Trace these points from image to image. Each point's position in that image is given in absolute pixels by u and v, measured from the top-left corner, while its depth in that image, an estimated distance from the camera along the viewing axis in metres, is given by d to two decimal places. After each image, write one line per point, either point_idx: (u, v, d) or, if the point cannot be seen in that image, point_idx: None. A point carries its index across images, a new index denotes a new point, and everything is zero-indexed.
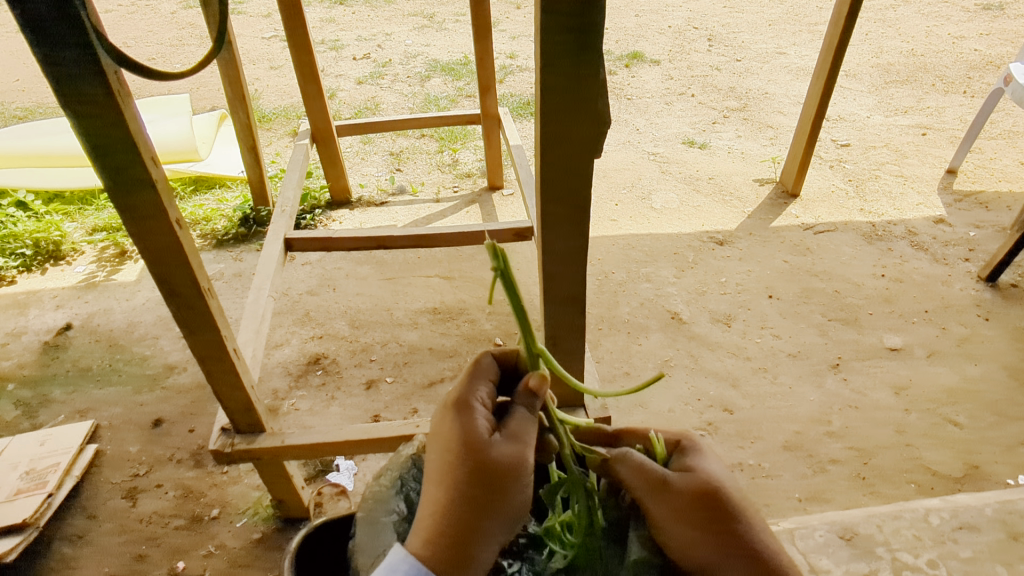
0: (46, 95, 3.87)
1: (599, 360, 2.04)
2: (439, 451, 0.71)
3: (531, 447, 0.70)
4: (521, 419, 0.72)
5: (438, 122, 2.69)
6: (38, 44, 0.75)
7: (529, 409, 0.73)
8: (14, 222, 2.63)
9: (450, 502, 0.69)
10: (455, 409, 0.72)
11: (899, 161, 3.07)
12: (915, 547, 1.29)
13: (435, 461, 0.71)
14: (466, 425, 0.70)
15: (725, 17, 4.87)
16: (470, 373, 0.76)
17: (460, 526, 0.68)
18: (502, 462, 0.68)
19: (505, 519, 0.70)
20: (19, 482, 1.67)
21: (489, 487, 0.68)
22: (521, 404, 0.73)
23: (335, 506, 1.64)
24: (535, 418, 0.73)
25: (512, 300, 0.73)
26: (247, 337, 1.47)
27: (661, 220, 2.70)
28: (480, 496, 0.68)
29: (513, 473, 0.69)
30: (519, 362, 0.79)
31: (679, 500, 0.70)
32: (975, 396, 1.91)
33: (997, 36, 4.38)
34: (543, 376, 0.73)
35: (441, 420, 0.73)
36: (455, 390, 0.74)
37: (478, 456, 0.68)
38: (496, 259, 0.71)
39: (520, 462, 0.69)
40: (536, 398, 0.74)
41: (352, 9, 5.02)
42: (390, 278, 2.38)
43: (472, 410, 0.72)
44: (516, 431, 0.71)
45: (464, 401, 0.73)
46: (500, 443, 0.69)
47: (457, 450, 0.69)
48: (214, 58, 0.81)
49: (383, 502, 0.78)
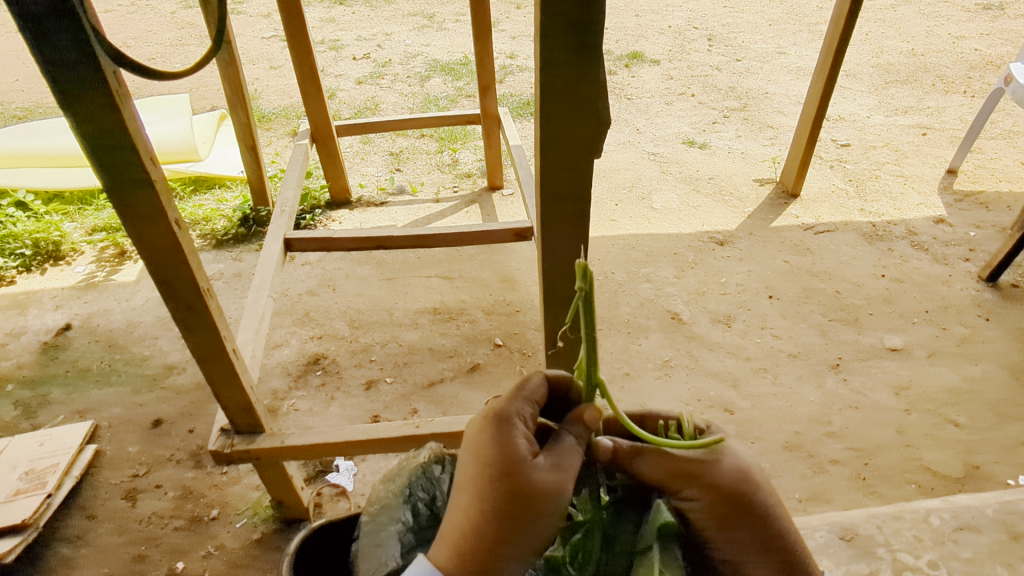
0: (46, 95, 3.87)
1: (599, 360, 2.04)
2: (474, 462, 0.69)
3: (572, 478, 0.69)
4: (566, 446, 0.70)
5: (438, 122, 2.68)
6: (36, 44, 0.75)
7: (578, 440, 0.71)
8: (14, 222, 2.63)
9: (479, 517, 0.67)
10: (497, 423, 0.70)
11: (899, 161, 3.07)
12: (915, 547, 1.28)
13: (467, 475, 0.70)
14: (507, 445, 0.68)
15: (725, 17, 4.86)
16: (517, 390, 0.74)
17: (486, 544, 0.67)
18: (542, 489, 0.67)
19: (533, 544, 0.69)
20: (19, 483, 1.66)
21: (524, 512, 0.67)
22: (571, 432, 0.72)
23: (336, 507, 1.63)
24: (582, 448, 0.71)
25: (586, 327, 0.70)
26: (247, 337, 1.47)
27: (661, 220, 2.69)
28: (513, 519, 0.67)
29: (550, 499, 0.68)
30: (571, 390, 0.80)
31: (714, 489, 0.71)
32: (976, 397, 1.91)
33: (997, 36, 4.38)
34: (599, 411, 0.74)
35: (479, 433, 0.71)
36: (499, 403, 0.73)
37: (517, 479, 0.67)
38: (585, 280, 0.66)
39: (558, 489, 0.68)
40: (586, 428, 0.73)
41: (352, 9, 5.02)
42: (389, 278, 2.37)
43: (514, 428, 0.70)
44: (559, 458, 0.69)
45: (507, 417, 0.71)
46: (541, 469, 0.68)
47: (494, 465, 0.67)
48: (213, 57, 0.80)
49: (389, 510, 0.78)
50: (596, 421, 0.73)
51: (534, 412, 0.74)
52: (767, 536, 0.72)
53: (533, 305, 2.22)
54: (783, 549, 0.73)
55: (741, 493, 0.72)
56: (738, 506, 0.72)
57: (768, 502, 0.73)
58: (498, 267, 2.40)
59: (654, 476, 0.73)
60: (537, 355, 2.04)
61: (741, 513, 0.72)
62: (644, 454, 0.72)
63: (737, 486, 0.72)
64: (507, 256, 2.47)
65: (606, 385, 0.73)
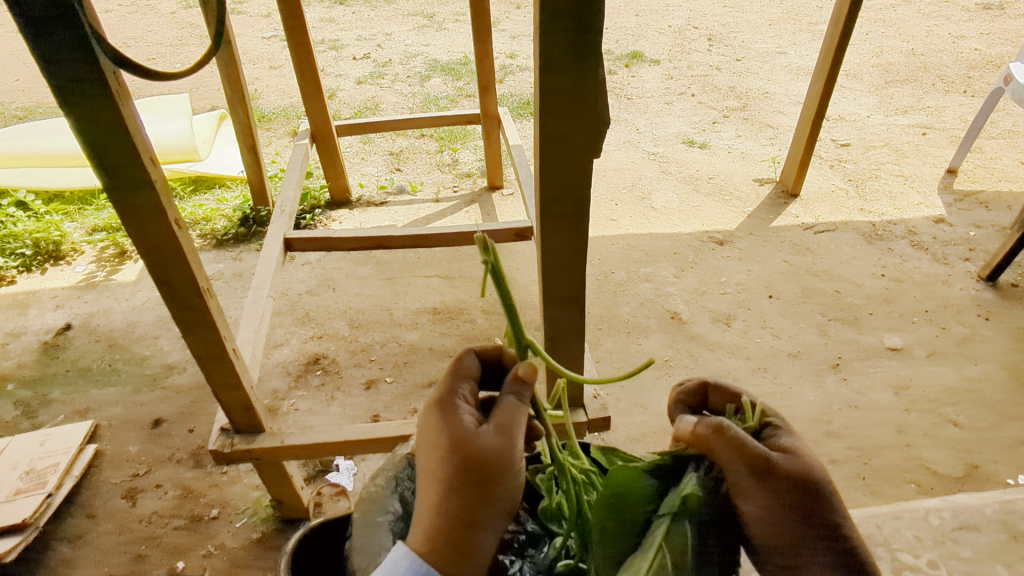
0: (47, 95, 3.87)
1: (599, 360, 2.04)
2: (428, 448, 0.71)
3: (520, 436, 0.70)
4: (508, 408, 0.71)
5: (437, 122, 2.68)
6: (36, 43, 0.75)
7: (517, 398, 0.72)
8: (14, 222, 2.63)
9: (443, 496, 0.69)
10: (440, 406, 0.72)
11: (900, 161, 3.07)
12: (915, 546, 1.29)
13: (425, 460, 0.71)
14: (450, 421, 0.70)
15: (725, 17, 4.86)
16: (452, 370, 0.75)
17: (455, 520, 0.68)
18: (491, 453, 0.68)
19: (502, 509, 0.70)
20: (19, 482, 1.67)
21: (479, 480, 0.68)
22: (509, 393, 0.72)
23: (336, 506, 1.64)
24: (524, 406, 0.72)
25: (505, 304, 0.75)
26: (247, 337, 1.47)
27: (661, 220, 2.69)
28: (472, 489, 0.68)
29: (503, 463, 0.68)
30: (502, 360, 0.79)
31: (787, 481, 0.69)
32: (975, 396, 1.91)
33: (997, 36, 4.38)
34: (533, 367, 0.73)
35: (426, 418, 0.72)
36: (438, 388, 0.74)
37: (467, 450, 0.68)
38: (486, 252, 0.73)
39: (508, 451, 0.69)
40: (525, 387, 0.73)
41: (352, 9, 5.02)
42: (390, 278, 2.37)
43: (457, 407, 0.72)
44: (502, 421, 0.70)
45: (448, 399, 0.72)
46: (488, 436, 0.69)
47: (444, 445, 0.69)
48: (212, 57, 0.80)
49: (379, 503, 0.78)
50: (534, 380, 0.73)
51: (474, 388, 0.76)
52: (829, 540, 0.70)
53: (533, 305, 2.22)
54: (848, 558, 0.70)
55: (812, 494, 0.70)
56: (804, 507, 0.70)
57: (834, 509, 0.71)
58: None
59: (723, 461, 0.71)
60: None
61: (806, 514, 0.70)
62: (723, 436, 0.71)
63: (803, 485, 0.70)
64: (507, 256, 2.47)
65: (537, 345, 0.76)
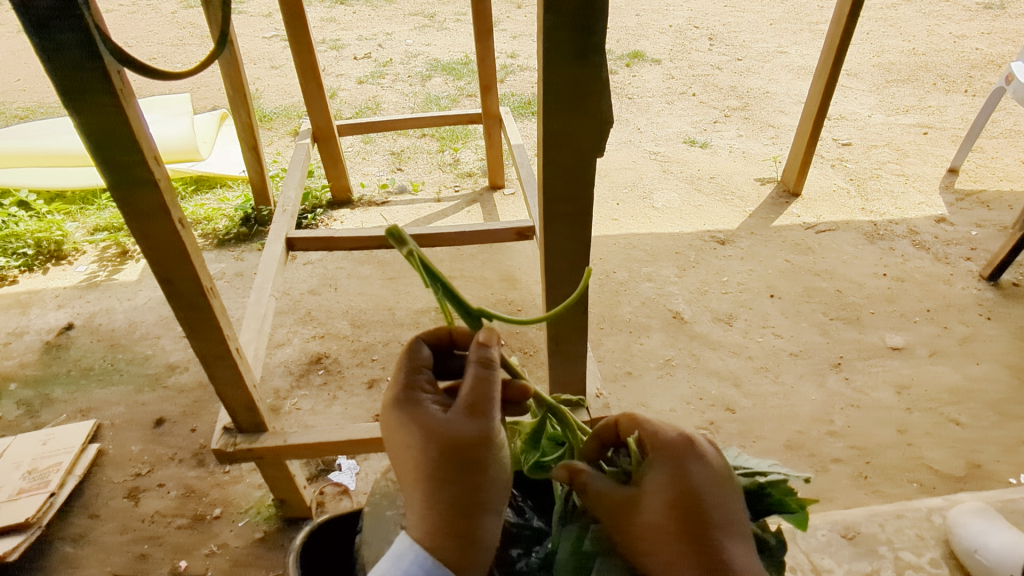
0: (48, 95, 3.87)
1: (601, 359, 2.04)
2: (402, 450, 0.71)
3: (492, 407, 0.70)
4: (472, 382, 0.70)
5: (438, 122, 2.68)
6: (41, 41, 0.75)
7: (481, 366, 0.72)
8: (16, 222, 2.63)
9: (430, 488, 0.68)
10: (400, 405, 0.71)
11: (901, 161, 3.06)
12: (919, 546, 1.31)
13: (403, 460, 0.71)
14: (416, 414, 0.70)
15: (726, 17, 4.86)
16: (403, 366, 0.75)
17: (452, 512, 0.67)
18: (465, 433, 0.68)
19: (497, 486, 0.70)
20: (21, 482, 1.67)
21: (464, 462, 0.68)
22: (472, 366, 0.72)
23: (337, 505, 1.64)
24: (492, 372, 0.71)
25: (436, 289, 0.80)
26: (250, 337, 1.47)
27: (662, 220, 2.69)
28: (459, 473, 0.68)
29: (479, 439, 0.69)
30: (453, 336, 0.81)
31: (648, 515, 0.71)
32: (977, 396, 1.91)
33: (998, 35, 4.37)
34: (491, 332, 0.74)
35: (390, 421, 0.72)
36: (391, 389, 0.74)
37: (442, 437, 0.68)
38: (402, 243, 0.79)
39: (482, 427, 0.69)
40: (486, 354, 0.73)
41: (353, 9, 5.01)
42: (391, 278, 2.37)
43: (419, 401, 0.72)
44: (466, 396, 0.70)
45: (406, 396, 0.72)
46: (459, 419, 0.69)
47: (417, 441, 0.69)
48: (217, 57, 0.80)
49: (390, 498, 0.80)
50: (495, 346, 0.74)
51: (431, 378, 0.76)
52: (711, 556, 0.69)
53: (534, 305, 2.22)
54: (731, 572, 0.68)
55: (679, 518, 0.70)
56: (676, 533, 0.70)
57: (711, 534, 0.70)
58: (499, 267, 2.40)
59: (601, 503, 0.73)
60: (539, 354, 2.04)
61: (675, 544, 0.70)
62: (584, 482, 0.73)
63: (670, 515, 0.70)
64: (508, 256, 2.47)
65: (487, 310, 0.80)
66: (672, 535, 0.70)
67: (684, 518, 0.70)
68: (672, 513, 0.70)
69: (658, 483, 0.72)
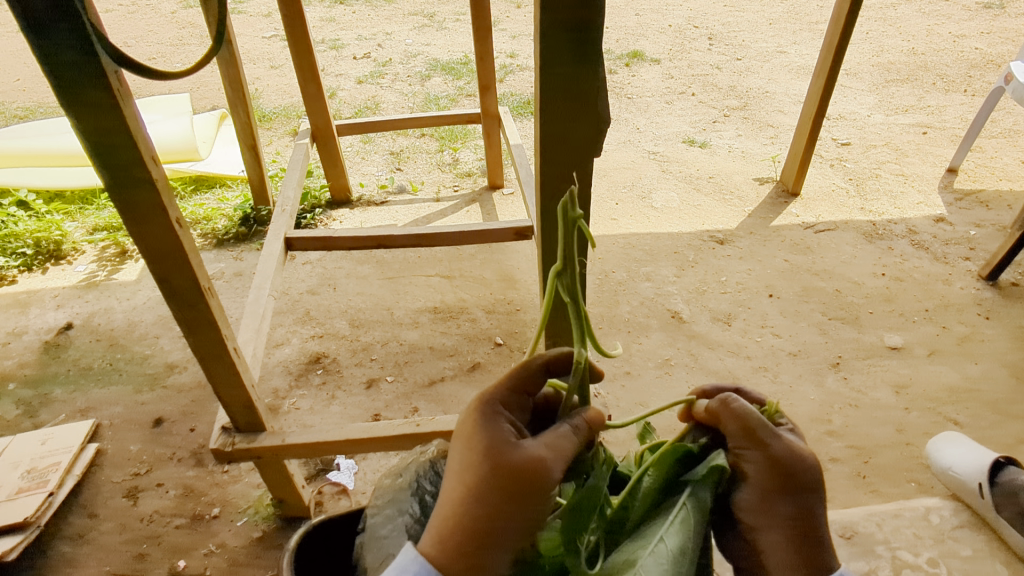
0: (46, 95, 3.87)
1: (599, 359, 2.04)
2: (461, 452, 0.71)
3: (560, 461, 0.69)
4: (561, 435, 0.71)
5: (437, 122, 2.68)
6: (37, 40, 0.75)
7: (575, 430, 0.73)
8: (15, 222, 2.63)
9: (468, 501, 0.68)
10: (483, 413, 0.72)
11: (900, 160, 3.07)
12: (915, 546, 1.31)
13: (456, 460, 0.71)
14: (490, 428, 0.70)
15: (726, 17, 4.85)
16: (509, 379, 0.77)
17: (471, 531, 0.67)
18: (527, 466, 0.67)
19: (522, 526, 0.69)
20: (20, 482, 1.67)
21: (511, 491, 0.67)
22: (571, 424, 0.73)
23: (335, 505, 1.65)
24: (576, 438, 0.72)
25: (561, 266, 0.69)
26: (248, 337, 1.47)
27: (661, 220, 2.69)
28: (499, 499, 0.67)
29: (536, 481, 0.67)
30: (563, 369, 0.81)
31: (768, 455, 0.77)
32: (975, 396, 1.91)
33: (998, 34, 4.37)
34: (602, 416, 0.76)
35: (467, 420, 0.73)
36: (485, 393, 0.75)
37: (503, 459, 0.67)
38: (572, 207, 0.65)
39: (544, 471, 0.68)
40: (586, 426, 0.74)
41: (352, 8, 5.01)
42: (390, 278, 2.38)
43: (499, 418, 0.72)
44: (545, 441, 0.70)
45: (493, 407, 0.73)
46: (529, 452, 0.68)
47: (480, 451, 0.69)
48: (212, 57, 0.79)
49: (397, 504, 0.79)
50: (598, 425, 0.75)
51: (515, 403, 0.77)
52: (797, 529, 0.78)
53: (533, 304, 2.22)
54: (810, 546, 0.77)
55: (782, 476, 0.77)
56: (777, 488, 0.77)
57: (802, 495, 0.78)
58: (498, 267, 2.41)
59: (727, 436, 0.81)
60: None
61: (778, 487, 0.77)
62: (728, 408, 0.80)
63: (787, 468, 0.77)
64: (508, 255, 2.47)
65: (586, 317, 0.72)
66: (777, 483, 0.77)
67: (790, 477, 0.77)
68: (783, 469, 0.77)
69: (787, 442, 0.78)
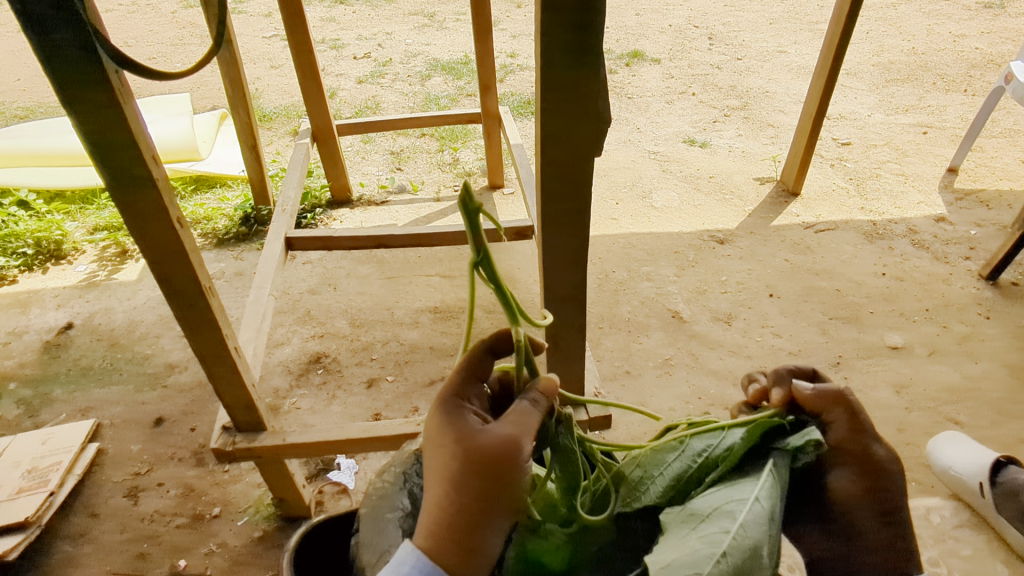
0: (47, 95, 3.87)
1: (600, 359, 2.04)
2: (432, 449, 0.72)
3: (527, 435, 0.70)
4: (522, 411, 0.71)
5: (438, 121, 2.68)
6: (38, 39, 0.75)
7: (534, 404, 0.73)
8: (15, 222, 2.63)
9: (448, 492, 0.68)
10: (445, 407, 0.73)
11: (900, 160, 3.07)
12: None
13: (429, 461, 0.72)
14: (454, 420, 0.71)
15: (726, 17, 4.85)
16: (462, 369, 0.77)
17: (459, 520, 0.68)
18: (494, 447, 0.68)
19: (507, 506, 0.69)
20: (20, 482, 1.67)
21: (485, 474, 0.68)
22: (529, 398, 0.73)
23: (336, 505, 1.65)
24: (537, 411, 0.72)
25: (476, 258, 0.74)
26: (249, 336, 1.47)
27: (662, 220, 2.69)
28: (476, 484, 0.68)
29: (507, 459, 0.68)
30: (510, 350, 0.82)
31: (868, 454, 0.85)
32: (976, 395, 1.91)
33: (998, 34, 4.38)
34: (556, 384, 0.75)
35: (431, 419, 0.74)
36: (443, 388, 0.76)
37: (470, 446, 0.68)
38: (469, 200, 0.71)
39: (511, 448, 0.68)
40: (544, 398, 0.74)
41: (352, 8, 5.01)
42: (391, 277, 2.38)
43: (462, 409, 0.73)
44: (507, 419, 0.70)
45: (453, 400, 0.74)
46: (493, 434, 0.69)
47: (449, 444, 0.70)
48: (213, 56, 0.79)
49: (388, 499, 0.78)
50: (554, 393, 0.75)
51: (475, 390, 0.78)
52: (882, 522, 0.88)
53: (534, 304, 2.22)
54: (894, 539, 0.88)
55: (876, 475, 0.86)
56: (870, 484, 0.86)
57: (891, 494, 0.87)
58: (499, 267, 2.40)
59: (832, 425, 0.85)
60: None
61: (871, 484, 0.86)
62: (844, 401, 0.85)
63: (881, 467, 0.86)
64: (508, 255, 2.47)
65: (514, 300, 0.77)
66: (869, 480, 0.86)
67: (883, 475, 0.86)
68: (878, 467, 0.86)
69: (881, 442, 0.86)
